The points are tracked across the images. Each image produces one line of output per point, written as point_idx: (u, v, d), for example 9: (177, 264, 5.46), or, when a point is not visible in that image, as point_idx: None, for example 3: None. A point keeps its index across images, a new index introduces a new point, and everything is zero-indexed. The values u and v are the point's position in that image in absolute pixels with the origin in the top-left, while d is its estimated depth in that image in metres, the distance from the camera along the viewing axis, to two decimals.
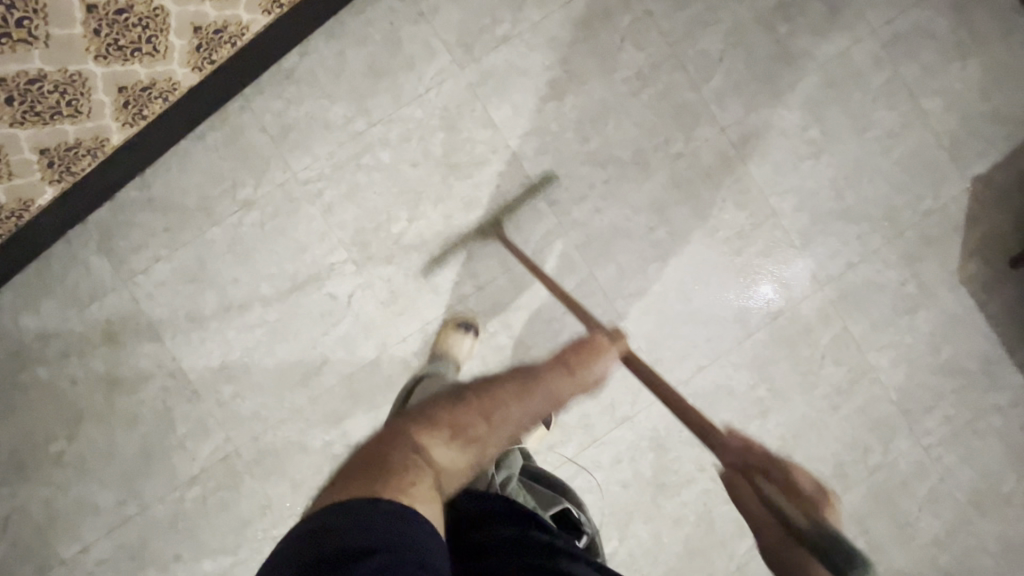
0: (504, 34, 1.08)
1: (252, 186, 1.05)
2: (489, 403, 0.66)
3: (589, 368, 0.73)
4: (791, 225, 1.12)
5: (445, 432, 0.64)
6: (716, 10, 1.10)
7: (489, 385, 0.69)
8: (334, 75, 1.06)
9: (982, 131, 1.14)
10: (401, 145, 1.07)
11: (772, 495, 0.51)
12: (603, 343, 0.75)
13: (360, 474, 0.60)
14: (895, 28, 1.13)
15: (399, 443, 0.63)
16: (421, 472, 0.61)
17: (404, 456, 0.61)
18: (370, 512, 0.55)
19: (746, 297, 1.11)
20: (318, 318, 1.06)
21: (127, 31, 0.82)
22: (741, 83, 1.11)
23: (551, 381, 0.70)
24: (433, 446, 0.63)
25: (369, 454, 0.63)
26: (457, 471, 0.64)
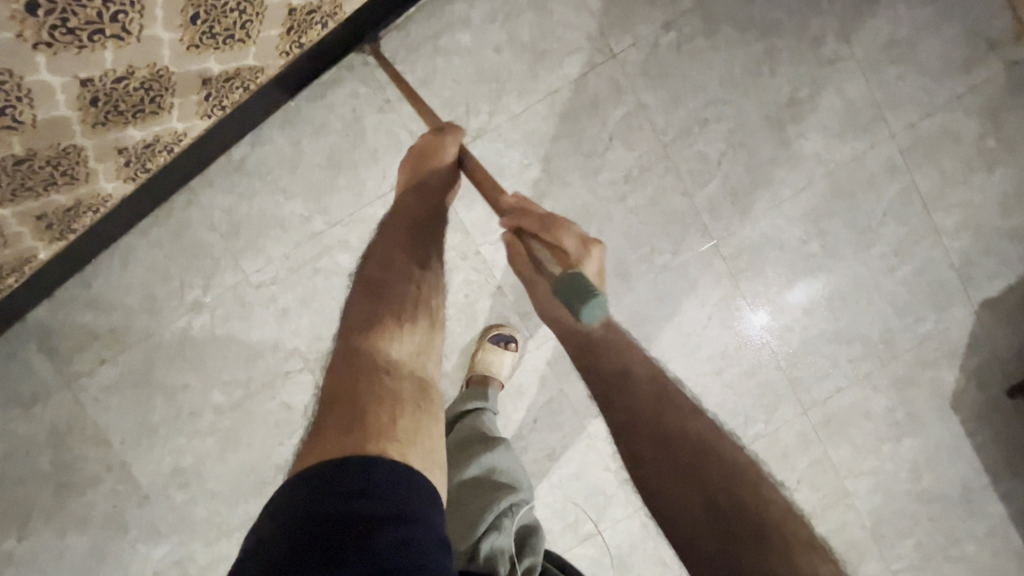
0: (478, 126, 0.97)
1: (200, 287, 0.98)
2: (404, 276, 0.70)
3: (434, 167, 0.76)
4: (775, 299, 1.03)
5: (395, 324, 0.67)
6: (720, 105, 0.99)
7: (406, 258, 0.72)
8: (290, 168, 0.96)
9: (998, 250, 1.04)
10: (363, 248, 0.98)
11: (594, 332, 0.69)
12: (443, 139, 0.77)
13: (332, 418, 0.57)
14: (917, 132, 1.01)
15: (357, 366, 0.62)
16: (389, 382, 0.62)
17: (370, 375, 0.62)
18: (366, 468, 0.52)
19: (746, 339, 1.04)
20: (272, 427, 1.01)
21: (34, 172, 0.72)
22: (739, 188, 1.01)
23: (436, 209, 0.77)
24: (391, 344, 0.65)
25: (329, 399, 0.60)
26: (425, 342, 0.69)
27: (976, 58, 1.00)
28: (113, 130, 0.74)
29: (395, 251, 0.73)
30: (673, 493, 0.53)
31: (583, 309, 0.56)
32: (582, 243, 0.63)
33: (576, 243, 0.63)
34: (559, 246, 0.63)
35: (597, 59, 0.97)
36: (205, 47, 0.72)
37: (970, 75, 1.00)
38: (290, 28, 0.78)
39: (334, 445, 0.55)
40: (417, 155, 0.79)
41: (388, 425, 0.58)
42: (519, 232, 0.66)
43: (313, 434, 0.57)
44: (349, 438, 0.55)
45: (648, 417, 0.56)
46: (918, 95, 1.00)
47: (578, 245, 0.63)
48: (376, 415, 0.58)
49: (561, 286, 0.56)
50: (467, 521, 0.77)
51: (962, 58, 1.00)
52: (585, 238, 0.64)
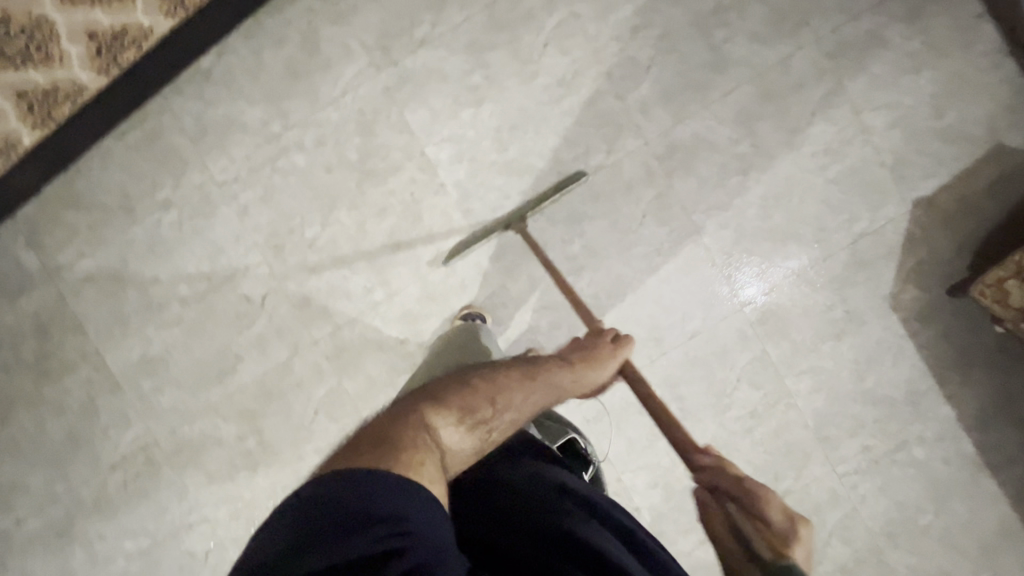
0: (423, 36, 1.05)
1: (170, 186, 1.07)
2: (497, 387, 0.67)
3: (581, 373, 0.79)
4: (708, 197, 1.08)
5: (461, 414, 0.62)
6: (648, 13, 1.05)
7: (506, 377, 0.69)
8: (252, 76, 1.06)
9: (930, 149, 1.07)
10: (317, 149, 1.06)
11: (739, 520, 0.56)
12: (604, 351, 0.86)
13: (365, 446, 0.54)
14: (842, 37, 1.06)
15: (407, 421, 0.59)
16: (431, 450, 0.57)
17: (418, 433, 0.57)
18: (368, 481, 0.49)
19: (695, 244, 1.08)
20: (233, 319, 1.09)
21: (20, 43, 0.93)
22: (670, 92, 1.06)
23: (551, 371, 0.75)
24: (446, 430, 0.60)
25: (375, 431, 0.57)
26: (469, 454, 0.62)
27: None
28: (79, 8, 0.92)
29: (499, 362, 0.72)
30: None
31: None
32: (791, 520, 0.54)
33: (780, 516, 0.54)
34: (763, 515, 0.55)
35: None
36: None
37: None
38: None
39: (363, 458, 0.52)
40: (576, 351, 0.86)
41: (413, 462, 0.54)
42: (718, 499, 0.59)
43: (351, 444, 0.56)
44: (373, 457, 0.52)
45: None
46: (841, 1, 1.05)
47: (783, 518, 0.54)
48: (408, 455, 0.54)
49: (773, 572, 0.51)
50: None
51: None
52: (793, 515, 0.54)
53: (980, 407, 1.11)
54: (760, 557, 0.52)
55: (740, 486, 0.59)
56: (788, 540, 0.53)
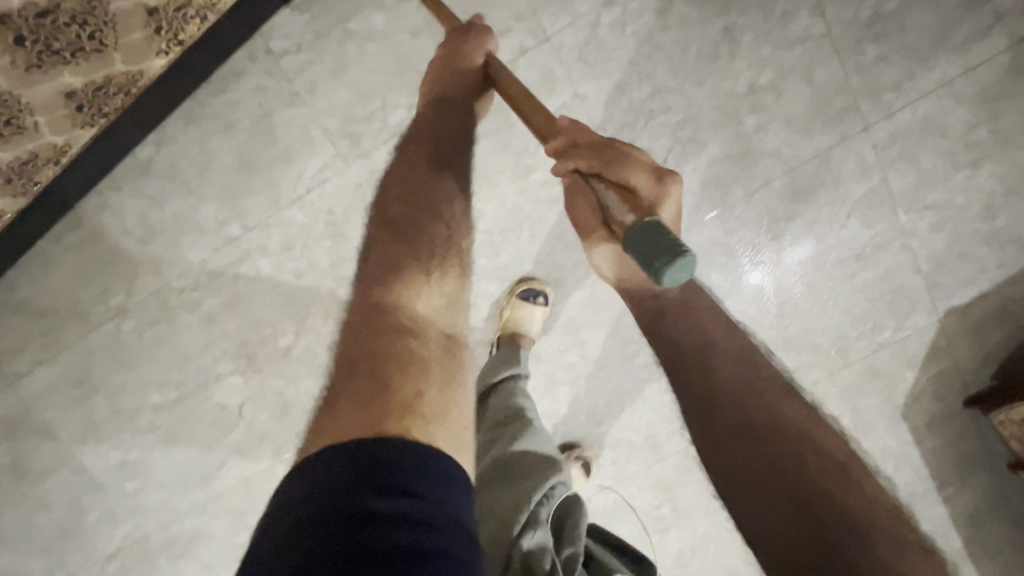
0: (398, 122, 0.88)
1: (123, 292, 0.96)
2: (435, 214, 0.63)
3: (462, 83, 0.71)
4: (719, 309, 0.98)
5: (424, 273, 0.60)
6: (669, 95, 0.87)
7: (455, 205, 0.65)
8: (199, 168, 0.90)
9: (975, 256, 0.95)
10: (283, 253, 0.94)
11: (610, 198, 0.59)
12: (470, 46, 0.71)
13: (349, 395, 0.51)
14: (896, 124, 0.89)
15: (376, 326, 0.56)
16: (419, 351, 0.56)
17: (393, 333, 0.56)
18: (398, 447, 0.47)
19: None
20: (211, 425, 1.03)
21: None
22: (687, 188, 0.92)
23: (462, 133, 0.70)
24: (414, 295, 0.59)
25: (345, 363, 0.54)
26: (452, 291, 0.62)
27: (972, 35, 0.86)
28: None
29: (428, 200, 0.64)
30: (751, 480, 0.53)
31: (665, 273, 0.49)
32: (658, 179, 0.57)
33: (653, 180, 0.57)
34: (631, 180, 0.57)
35: (530, 43, 0.85)
36: (48, 65, 0.73)
37: (966, 56, 0.86)
38: (151, 21, 0.75)
39: (352, 426, 0.48)
40: (446, 64, 0.72)
41: (409, 396, 0.52)
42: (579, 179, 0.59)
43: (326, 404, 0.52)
44: (366, 417, 0.49)
45: (722, 379, 0.57)
46: (902, 80, 0.87)
47: (652, 184, 0.57)
48: (400, 388, 0.52)
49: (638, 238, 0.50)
50: (497, 519, 0.69)
51: (958, 36, 0.86)
52: (658, 168, 0.58)
53: (976, 506, 1.10)
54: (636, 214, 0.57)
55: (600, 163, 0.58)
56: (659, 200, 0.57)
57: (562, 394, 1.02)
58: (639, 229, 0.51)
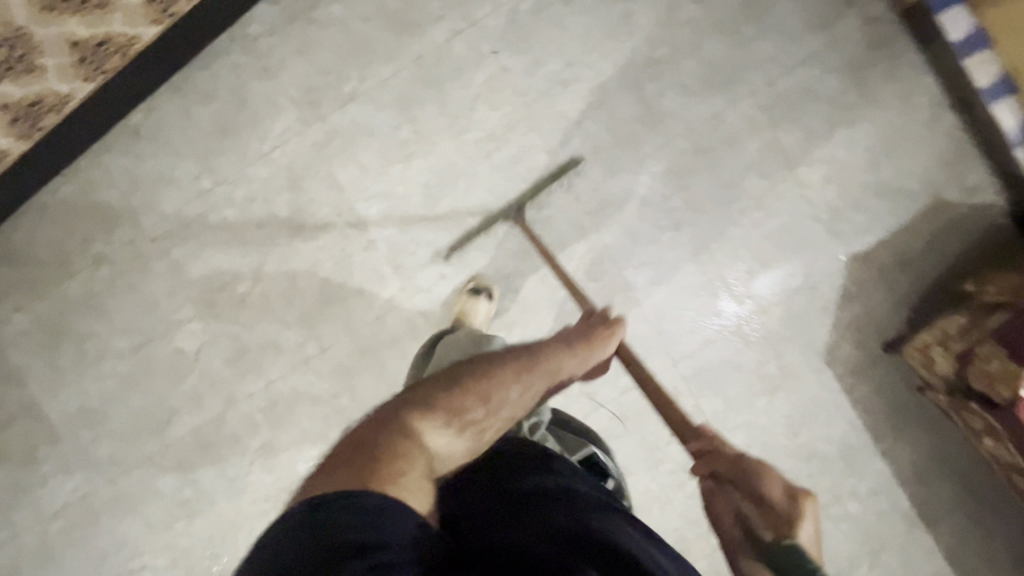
0: (351, 92, 1.04)
1: (102, 241, 1.07)
2: (488, 383, 0.61)
3: (594, 355, 0.74)
4: (643, 257, 1.07)
5: (444, 418, 0.57)
6: (579, 67, 1.04)
7: (494, 389, 0.61)
8: (180, 130, 1.05)
9: (867, 205, 1.05)
10: (247, 205, 1.06)
11: (746, 509, 0.50)
12: (602, 332, 0.76)
13: (341, 470, 0.50)
14: (776, 90, 1.04)
15: (386, 424, 0.55)
16: (413, 458, 0.53)
17: (396, 441, 0.53)
18: (359, 509, 0.47)
19: (632, 301, 1.07)
20: (167, 373, 1.09)
21: None
22: (602, 147, 1.05)
23: (551, 355, 0.69)
24: (433, 438, 0.56)
25: (351, 441, 0.53)
26: (457, 454, 0.58)
27: (832, 16, 1.02)
28: None
29: (489, 384, 0.61)
30: None
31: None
32: (792, 499, 0.48)
33: (782, 495, 0.49)
34: (763, 496, 0.49)
35: (461, 26, 1.03)
36: (59, 12, 0.87)
37: (827, 33, 1.03)
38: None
39: (345, 477, 0.49)
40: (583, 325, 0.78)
41: (394, 475, 0.51)
42: (715, 479, 0.54)
43: (324, 463, 0.52)
44: (347, 475, 0.49)
45: None
46: (777, 53, 1.03)
47: (785, 497, 0.48)
48: (387, 471, 0.50)
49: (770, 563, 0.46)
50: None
51: (821, 17, 1.02)
52: (798, 490, 0.49)
53: (917, 462, 1.10)
54: (759, 536, 0.48)
55: (734, 469, 0.53)
56: (793, 520, 0.47)
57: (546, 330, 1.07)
58: (775, 551, 0.46)
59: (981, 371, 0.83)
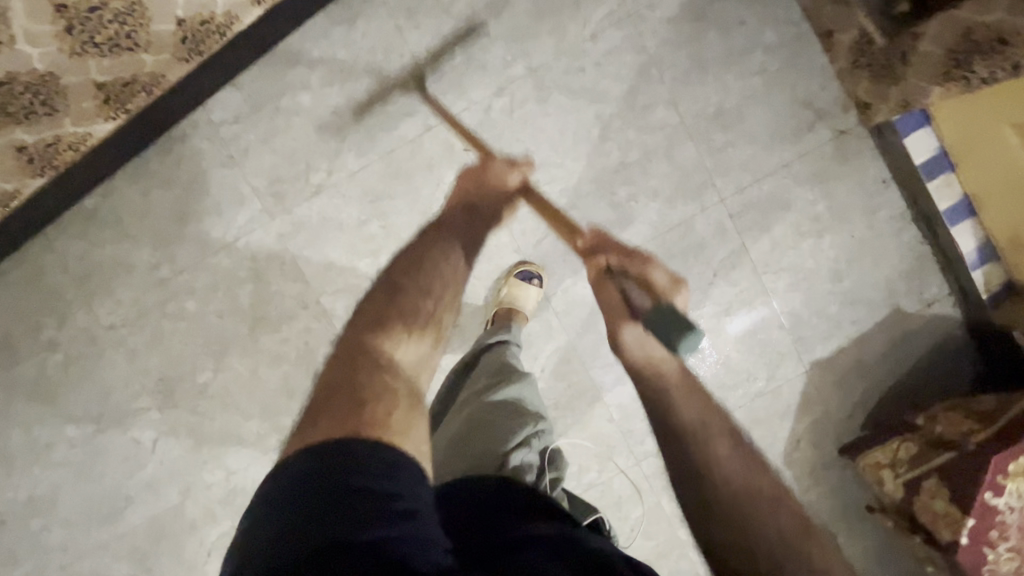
0: (317, 183, 1.02)
1: (54, 327, 1.03)
2: (427, 273, 0.70)
3: (495, 188, 0.85)
4: (610, 357, 1.07)
5: (401, 328, 0.64)
6: (551, 168, 1.03)
7: (429, 262, 0.71)
8: (138, 216, 1.01)
9: (830, 313, 1.07)
10: (208, 295, 1.03)
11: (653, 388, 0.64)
12: (500, 167, 0.85)
13: (327, 411, 0.55)
14: (746, 198, 1.04)
15: (357, 363, 0.60)
16: (392, 390, 0.59)
17: (371, 374, 0.59)
18: (368, 450, 0.51)
19: (598, 401, 1.08)
20: (124, 460, 1.07)
21: None
22: (571, 248, 1.05)
23: (472, 230, 0.79)
24: (397, 347, 0.63)
25: (330, 393, 0.57)
26: (431, 350, 0.66)
27: (804, 128, 1.03)
28: None
29: (420, 273, 0.70)
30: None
31: (681, 344, 0.65)
32: (672, 282, 0.71)
33: (666, 278, 0.71)
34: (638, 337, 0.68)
35: (432, 122, 1.01)
36: (5, 122, 0.86)
37: (798, 144, 1.03)
38: (99, 91, 0.88)
39: (335, 427, 0.53)
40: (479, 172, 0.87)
41: (380, 416, 0.56)
42: (607, 271, 0.73)
43: (310, 415, 0.56)
44: (340, 413, 0.54)
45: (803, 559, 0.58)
46: (748, 161, 1.04)
47: (667, 280, 0.71)
48: (371, 411, 0.55)
49: (658, 323, 0.65)
50: (488, 441, 0.77)
51: (792, 128, 1.03)
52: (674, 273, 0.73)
53: (866, 561, 1.13)
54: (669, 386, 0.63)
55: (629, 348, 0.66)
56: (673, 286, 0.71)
57: (545, 352, 1.07)
58: (654, 311, 0.66)
59: (927, 507, 0.85)
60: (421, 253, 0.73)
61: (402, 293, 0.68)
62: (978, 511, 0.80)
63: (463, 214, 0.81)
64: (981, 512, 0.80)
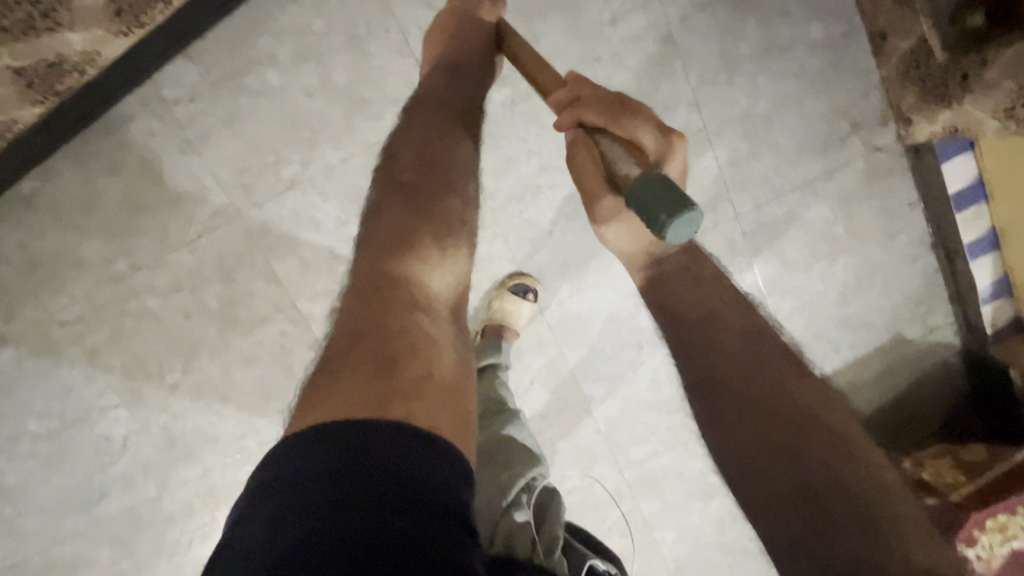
0: (291, 176, 0.90)
1: (2, 321, 0.94)
2: (445, 171, 0.69)
3: (476, 42, 0.76)
4: (601, 371, 1.04)
5: (436, 249, 0.65)
6: (553, 172, 0.93)
7: (442, 154, 0.69)
8: (84, 205, 0.89)
9: (830, 336, 1.04)
10: (171, 293, 0.95)
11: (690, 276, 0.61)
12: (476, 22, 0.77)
13: (356, 364, 0.55)
14: (761, 215, 0.96)
15: (385, 293, 0.61)
16: (419, 318, 0.61)
17: (406, 304, 0.61)
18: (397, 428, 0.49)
19: (585, 413, 1.06)
20: (93, 456, 1.02)
21: None
22: (569, 259, 0.97)
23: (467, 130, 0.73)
24: (428, 271, 0.65)
25: (358, 331, 0.58)
26: (459, 266, 0.69)
27: (833, 141, 0.94)
28: None
29: (438, 169, 0.69)
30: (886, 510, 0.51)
31: (667, 223, 0.47)
32: (664, 136, 0.56)
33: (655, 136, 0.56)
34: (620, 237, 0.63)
35: None
36: None
37: (825, 158, 0.94)
38: (19, 77, 0.72)
39: (352, 392, 0.52)
40: (453, 32, 0.77)
41: (416, 377, 0.56)
42: (572, 104, 0.60)
43: (332, 362, 0.56)
44: (371, 381, 0.53)
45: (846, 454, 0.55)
46: (769, 175, 0.95)
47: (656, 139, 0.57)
48: (408, 365, 0.56)
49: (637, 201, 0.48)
50: (490, 493, 0.70)
51: (821, 139, 0.93)
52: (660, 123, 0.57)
53: None
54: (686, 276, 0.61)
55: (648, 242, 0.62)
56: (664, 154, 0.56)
57: (534, 364, 1.03)
58: (640, 183, 0.49)
59: None
60: (430, 142, 0.70)
61: (427, 199, 0.67)
62: None
63: (445, 84, 0.74)
64: None
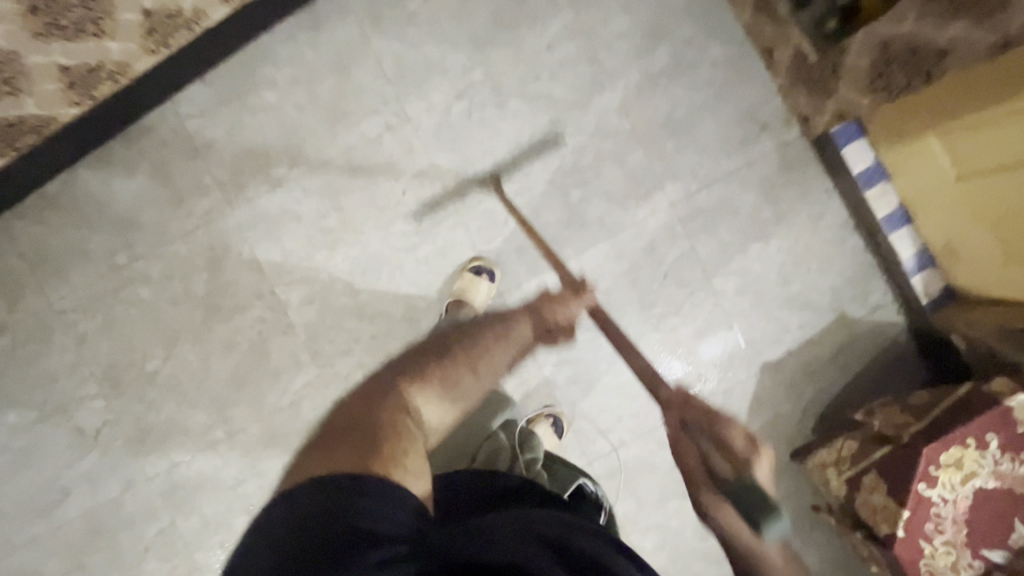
0: (280, 176, 1.05)
1: (5, 310, 1.03)
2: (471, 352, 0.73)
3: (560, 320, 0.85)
4: (562, 355, 1.08)
5: (435, 384, 0.69)
6: (507, 169, 1.07)
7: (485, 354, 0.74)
8: (99, 203, 1.03)
9: (778, 316, 1.09)
10: (163, 282, 1.04)
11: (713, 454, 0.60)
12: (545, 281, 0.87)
13: (330, 455, 0.56)
14: (695, 202, 1.08)
15: (359, 424, 0.61)
16: (413, 432, 0.62)
17: (396, 412, 0.63)
18: (359, 497, 0.51)
19: (548, 397, 1.08)
20: (64, 450, 1.04)
21: None
22: (526, 246, 1.07)
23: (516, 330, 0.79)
24: (424, 402, 0.67)
25: (350, 425, 0.62)
26: (453, 414, 0.70)
27: (748, 138, 1.09)
28: None
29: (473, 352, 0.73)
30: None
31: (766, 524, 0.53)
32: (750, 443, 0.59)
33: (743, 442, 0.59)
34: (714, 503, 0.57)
35: (394, 121, 1.06)
36: None
37: (743, 153, 1.09)
38: (65, 78, 0.90)
39: (341, 461, 0.55)
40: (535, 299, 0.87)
41: (397, 452, 0.58)
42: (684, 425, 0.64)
43: (320, 443, 0.60)
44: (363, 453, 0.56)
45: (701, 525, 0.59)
46: (696, 168, 1.08)
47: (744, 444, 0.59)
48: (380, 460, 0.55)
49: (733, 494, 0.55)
50: None
51: (737, 137, 1.09)
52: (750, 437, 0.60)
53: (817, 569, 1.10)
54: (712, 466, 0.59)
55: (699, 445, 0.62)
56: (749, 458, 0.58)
57: None
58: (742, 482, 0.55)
59: (867, 501, 0.86)
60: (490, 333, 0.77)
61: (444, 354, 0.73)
62: (913, 502, 0.80)
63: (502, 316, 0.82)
64: (915, 505, 0.80)
